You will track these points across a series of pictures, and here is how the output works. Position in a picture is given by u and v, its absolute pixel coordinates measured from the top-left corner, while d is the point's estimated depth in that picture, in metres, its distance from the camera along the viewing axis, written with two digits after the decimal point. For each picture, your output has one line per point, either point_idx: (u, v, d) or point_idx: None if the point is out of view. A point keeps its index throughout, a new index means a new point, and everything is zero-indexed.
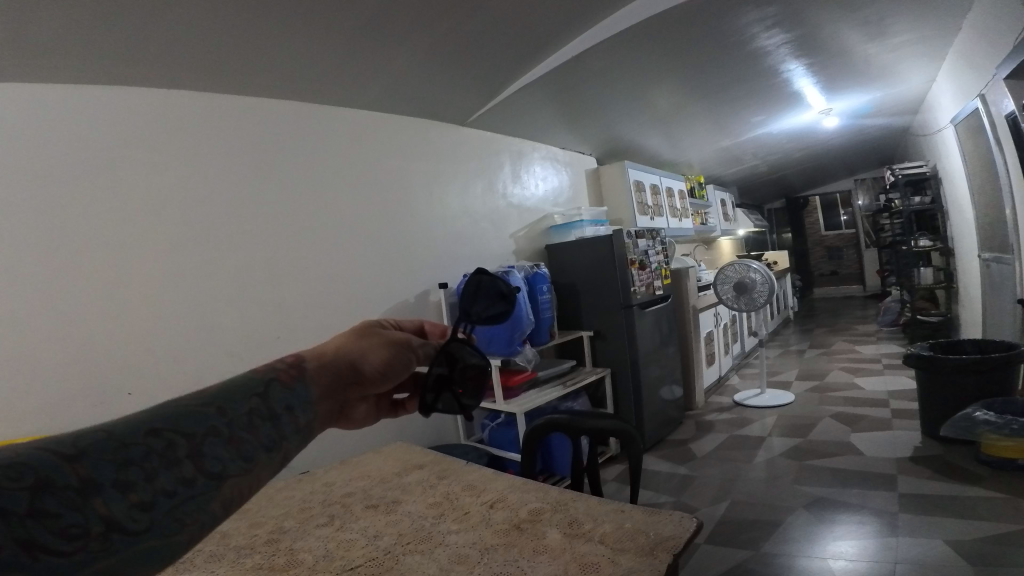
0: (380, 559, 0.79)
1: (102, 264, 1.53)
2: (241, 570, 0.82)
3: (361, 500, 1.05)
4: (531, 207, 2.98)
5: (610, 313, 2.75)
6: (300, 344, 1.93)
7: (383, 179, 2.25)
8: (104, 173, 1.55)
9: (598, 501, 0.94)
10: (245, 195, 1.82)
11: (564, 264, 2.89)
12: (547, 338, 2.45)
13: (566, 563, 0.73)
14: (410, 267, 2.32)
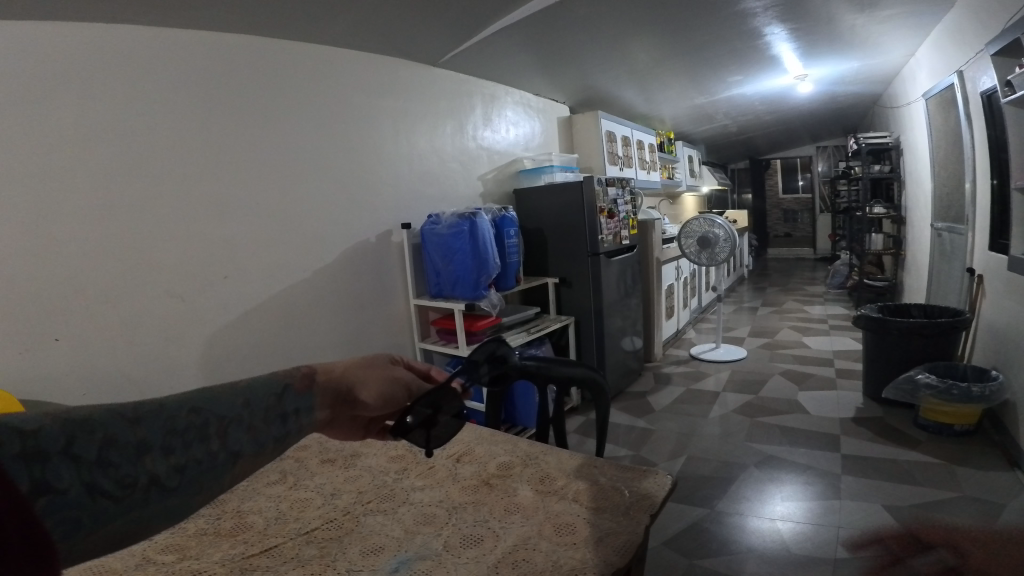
0: (339, 521, 0.73)
1: (29, 200, 1.37)
2: (184, 535, 0.75)
3: (317, 454, 0.99)
4: (501, 150, 2.87)
5: (576, 262, 2.70)
6: (253, 285, 1.82)
7: (348, 116, 2.10)
8: (42, 103, 1.39)
9: (569, 454, 0.90)
10: (199, 133, 1.67)
11: (532, 210, 2.81)
12: (513, 284, 2.40)
13: (538, 523, 0.69)
14: (373, 208, 2.20)
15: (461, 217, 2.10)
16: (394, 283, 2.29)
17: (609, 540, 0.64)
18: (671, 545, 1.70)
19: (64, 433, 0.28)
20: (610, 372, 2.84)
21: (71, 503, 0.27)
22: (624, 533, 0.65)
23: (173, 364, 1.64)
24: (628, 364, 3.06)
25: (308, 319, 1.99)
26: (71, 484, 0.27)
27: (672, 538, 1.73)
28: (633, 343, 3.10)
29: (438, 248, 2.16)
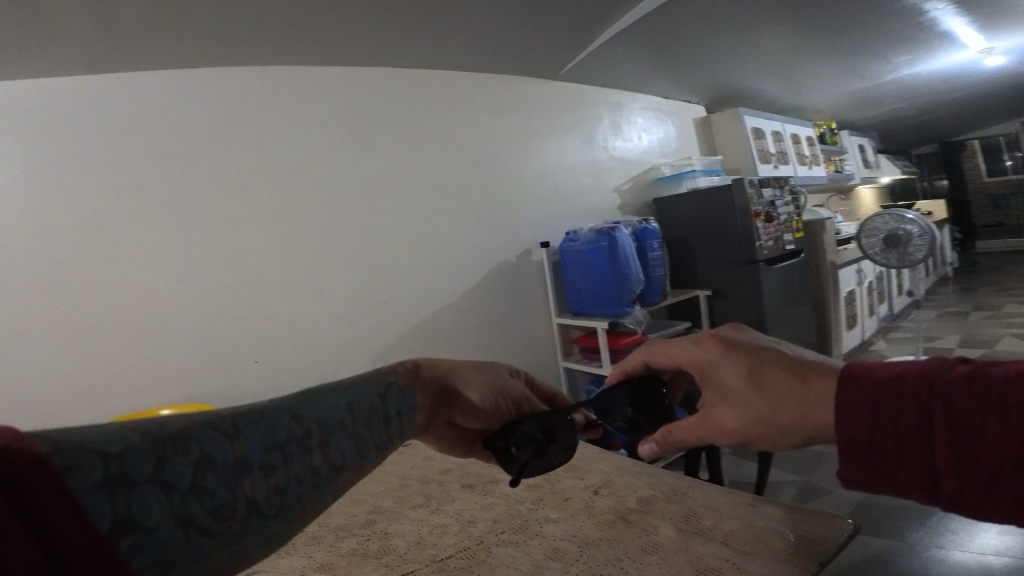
0: (472, 550, 0.72)
1: (204, 237, 1.64)
2: (335, 554, 0.79)
3: (458, 478, 1.01)
4: (635, 159, 2.79)
5: (729, 269, 2.50)
6: (399, 307, 1.95)
7: (479, 142, 2.17)
8: (218, 160, 1.66)
9: (721, 491, 0.82)
10: (344, 171, 1.86)
11: (675, 218, 2.69)
12: (660, 297, 2.29)
13: (679, 566, 0.63)
14: (508, 226, 2.24)
15: (599, 232, 2.05)
16: (536, 302, 2.30)
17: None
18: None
19: (159, 456, 0.35)
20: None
21: (165, 539, 0.34)
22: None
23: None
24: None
25: (455, 340, 2.06)
26: (161, 521, 0.34)
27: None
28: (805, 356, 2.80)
29: (576, 265, 2.14)
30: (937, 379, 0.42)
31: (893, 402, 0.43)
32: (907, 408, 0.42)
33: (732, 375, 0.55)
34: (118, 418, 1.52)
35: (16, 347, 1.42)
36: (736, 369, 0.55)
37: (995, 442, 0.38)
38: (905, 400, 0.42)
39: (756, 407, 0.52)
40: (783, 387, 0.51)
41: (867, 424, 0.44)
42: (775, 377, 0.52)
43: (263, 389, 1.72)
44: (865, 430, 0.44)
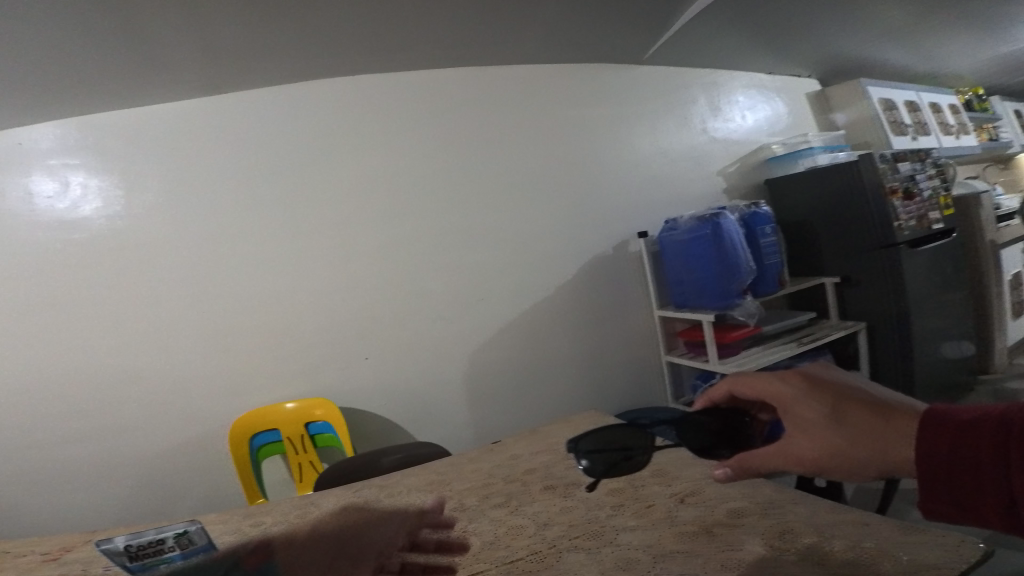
0: (543, 554, 0.71)
1: (308, 245, 1.77)
2: (414, 551, 0.81)
3: (541, 479, 0.99)
4: (741, 140, 2.60)
5: (861, 255, 2.12)
6: (491, 307, 1.98)
7: (564, 134, 2.13)
8: (314, 169, 1.78)
9: (828, 506, 0.73)
10: (430, 173, 1.90)
11: (788, 201, 2.39)
12: (776, 287, 2.08)
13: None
14: (602, 221, 2.18)
15: (703, 220, 1.91)
16: (636, 296, 2.23)
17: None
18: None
19: None
20: (927, 392, 2.13)
21: None
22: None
23: (441, 381, 1.91)
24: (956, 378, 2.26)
25: (549, 338, 2.07)
26: None
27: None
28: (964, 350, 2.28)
29: (678, 255, 2.04)
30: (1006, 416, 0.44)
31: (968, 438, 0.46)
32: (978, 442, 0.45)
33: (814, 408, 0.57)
34: (242, 416, 1.67)
35: (164, 351, 1.67)
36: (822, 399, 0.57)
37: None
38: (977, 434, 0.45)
39: (837, 437, 0.55)
40: (866, 423, 0.54)
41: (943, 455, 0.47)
42: (855, 411, 0.55)
43: (368, 385, 1.83)
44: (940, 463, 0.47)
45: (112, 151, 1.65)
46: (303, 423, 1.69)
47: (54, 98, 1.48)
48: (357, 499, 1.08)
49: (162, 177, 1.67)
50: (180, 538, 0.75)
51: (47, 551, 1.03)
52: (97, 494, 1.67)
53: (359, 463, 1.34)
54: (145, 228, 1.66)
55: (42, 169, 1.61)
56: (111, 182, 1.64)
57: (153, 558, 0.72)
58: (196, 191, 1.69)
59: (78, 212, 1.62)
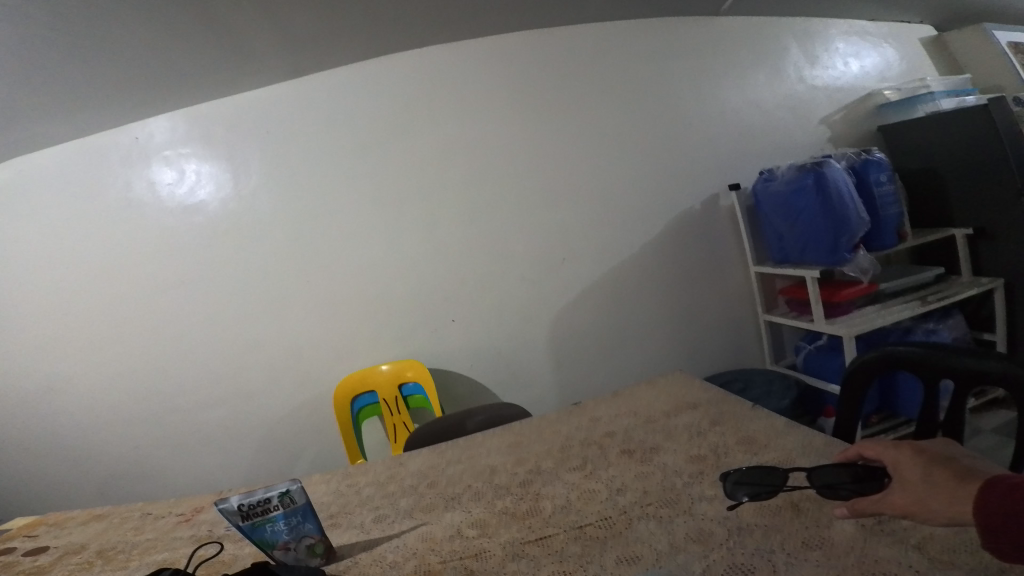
0: (613, 521, 0.76)
1: (392, 216, 1.82)
2: (491, 511, 0.85)
3: (619, 443, 1.00)
4: (847, 88, 2.32)
5: (1000, 204, 1.87)
6: (575, 279, 1.98)
7: (647, 96, 2.02)
8: (394, 146, 1.80)
9: None
10: (506, 140, 1.89)
11: (911, 145, 2.12)
12: (895, 240, 1.89)
13: (840, 568, 0.58)
14: (688, 189, 2.08)
15: (804, 169, 1.77)
16: (730, 262, 2.14)
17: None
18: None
19: None
20: None
21: None
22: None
23: (528, 342, 1.96)
24: None
25: (634, 309, 2.05)
26: None
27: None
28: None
29: (778, 206, 1.89)
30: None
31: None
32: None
33: (907, 471, 0.60)
34: (342, 382, 1.77)
35: (270, 320, 1.79)
36: (913, 461, 0.60)
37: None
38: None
39: (921, 492, 0.56)
40: (949, 479, 0.55)
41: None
42: (940, 471, 0.57)
43: (458, 350, 1.90)
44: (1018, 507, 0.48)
45: (217, 138, 1.73)
46: (397, 386, 1.79)
47: (163, 92, 1.58)
48: (441, 460, 1.10)
49: (264, 162, 1.75)
50: (284, 498, 0.76)
51: (181, 513, 1.13)
52: (226, 452, 1.85)
53: (444, 426, 1.37)
54: (251, 212, 1.75)
55: (159, 160, 1.72)
56: (219, 168, 1.74)
57: (261, 517, 0.75)
58: (294, 170, 1.76)
59: (195, 197, 1.73)
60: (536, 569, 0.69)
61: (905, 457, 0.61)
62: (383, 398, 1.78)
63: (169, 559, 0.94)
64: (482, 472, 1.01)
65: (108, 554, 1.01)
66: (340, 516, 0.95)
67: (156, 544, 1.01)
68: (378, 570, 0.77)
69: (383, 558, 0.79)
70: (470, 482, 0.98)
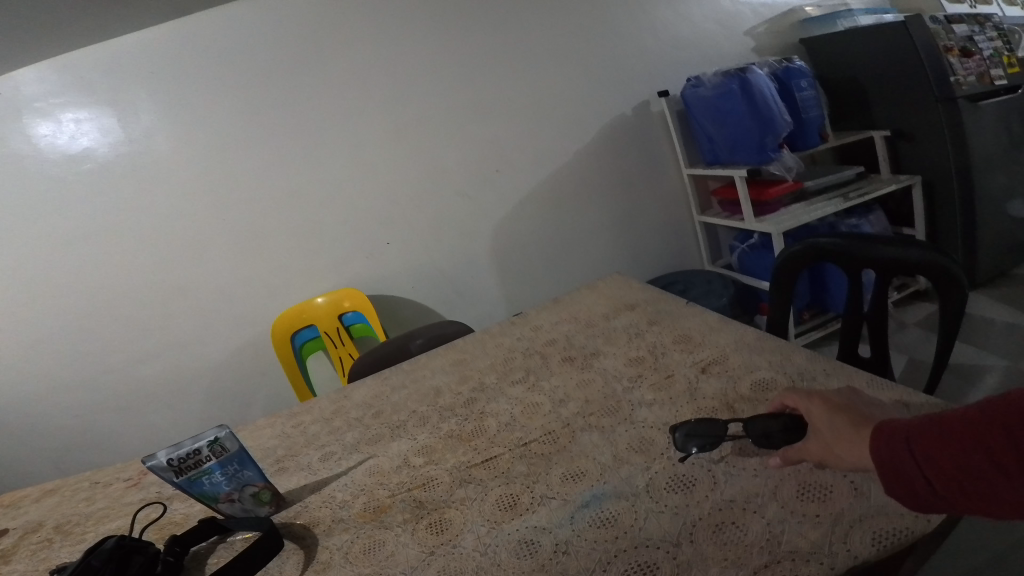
0: (557, 434, 0.77)
1: (310, 142, 1.69)
2: (437, 436, 0.85)
3: (560, 351, 1.00)
4: (770, 3, 2.24)
5: (916, 109, 1.91)
6: (509, 199, 1.94)
7: (569, 9, 1.91)
8: (298, 81, 1.65)
9: (871, 380, 0.71)
10: (425, 58, 1.76)
11: (832, 57, 2.11)
12: (818, 141, 1.91)
13: (778, 479, 0.60)
14: (618, 100, 2.02)
15: (729, 73, 1.75)
16: (664, 167, 2.13)
17: (870, 526, 0.53)
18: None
19: None
20: (992, 247, 2.00)
21: None
22: (894, 520, 0.52)
23: (469, 260, 1.93)
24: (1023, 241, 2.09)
25: (572, 220, 2.04)
26: None
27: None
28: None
29: (705, 113, 1.87)
30: (963, 411, 0.46)
31: (928, 433, 0.47)
32: (937, 435, 0.47)
33: (817, 419, 0.58)
34: (278, 320, 1.71)
35: (194, 262, 1.67)
36: (821, 409, 0.58)
37: (1014, 459, 0.42)
38: (933, 428, 0.47)
39: (829, 441, 0.56)
40: (850, 425, 0.55)
41: (904, 446, 0.48)
42: (843, 417, 0.56)
43: (398, 276, 1.86)
44: (901, 454, 0.48)
45: (96, 82, 1.51)
46: (337, 317, 1.74)
47: (25, 46, 1.36)
48: (386, 388, 1.08)
49: (156, 102, 1.56)
50: (215, 446, 0.72)
51: (128, 478, 1.08)
52: (174, 409, 1.78)
53: (387, 351, 1.34)
54: (156, 160, 1.59)
55: (31, 113, 1.49)
56: (102, 113, 1.53)
57: (196, 470, 0.71)
58: (193, 106, 1.59)
59: (79, 146, 1.53)
60: (484, 494, 0.70)
61: (815, 407, 0.59)
62: (324, 330, 1.74)
63: (117, 528, 0.91)
64: (427, 394, 1.00)
65: (66, 528, 0.95)
66: (287, 459, 0.93)
67: (110, 512, 0.97)
68: (329, 511, 0.76)
69: (333, 499, 0.78)
70: (415, 406, 0.97)
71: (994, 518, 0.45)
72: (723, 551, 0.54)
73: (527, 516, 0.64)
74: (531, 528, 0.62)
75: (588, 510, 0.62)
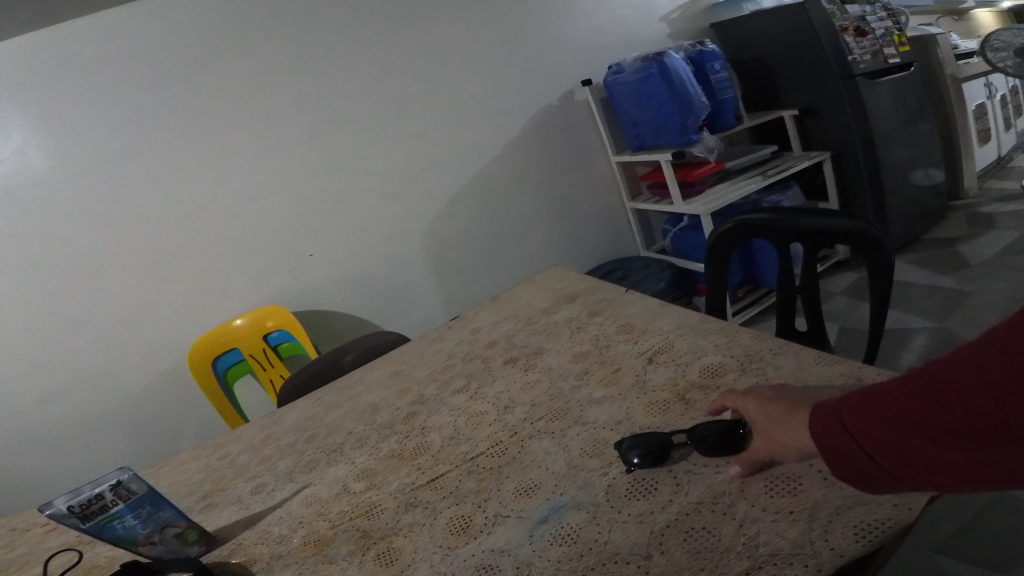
0: (505, 445, 0.73)
1: (220, 151, 1.59)
2: (377, 458, 0.80)
3: (501, 352, 0.97)
4: None
5: (821, 88, 1.98)
6: (438, 197, 1.89)
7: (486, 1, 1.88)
8: (202, 85, 1.55)
9: (813, 355, 0.71)
10: (339, 56, 1.69)
11: (743, 39, 2.18)
12: (735, 121, 1.96)
13: (741, 471, 0.59)
14: (541, 91, 2.01)
15: (648, 57, 1.76)
16: (593, 155, 2.14)
17: (850, 518, 0.50)
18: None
19: None
20: (900, 213, 2.11)
21: None
22: (871, 510, 0.50)
23: (402, 263, 1.87)
24: (928, 205, 2.22)
25: (505, 216, 2.01)
26: None
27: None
28: (936, 176, 2.21)
29: (629, 98, 1.88)
30: (885, 382, 0.43)
31: (856, 406, 0.44)
32: (866, 406, 0.43)
33: (755, 413, 0.57)
34: (195, 347, 1.59)
35: (100, 287, 1.54)
36: (753, 400, 0.58)
37: (939, 423, 0.38)
38: (860, 400, 0.44)
39: (768, 429, 0.54)
40: (783, 410, 0.54)
41: (836, 423, 0.45)
42: (775, 405, 0.55)
43: (325, 285, 1.77)
44: (837, 432, 0.45)
45: None
46: (262, 337, 1.65)
47: None
48: (320, 408, 1.02)
49: (35, 114, 1.42)
50: (119, 490, 0.65)
51: (47, 520, 0.97)
52: (91, 447, 1.63)
53: (318, 368, 1.27)
54: (45, 175, 1.45)
55: None
56: None
57: (104, 514, 0.64)
58: (85, 120, 1.46)
59: None
60: (434, 518, 0.66)
61: (751, 402, 0.58)
62: (248, 352, 1.64)
63: None
64: (363, 412, 0.95)
65: None
66: (216, 493, 0.86)
67: (31, 557, 0.87)
68: (266, 548, 0.70)
69: (269, 534, 0.72)
70: (352, 426, 0.91)
71: (950, 491, 0.40)
72: (697, 560, 0.51)
73: (482, 538, 0.61)
74: (488, 550, 0.59)
75: (547, 526, 0.59)
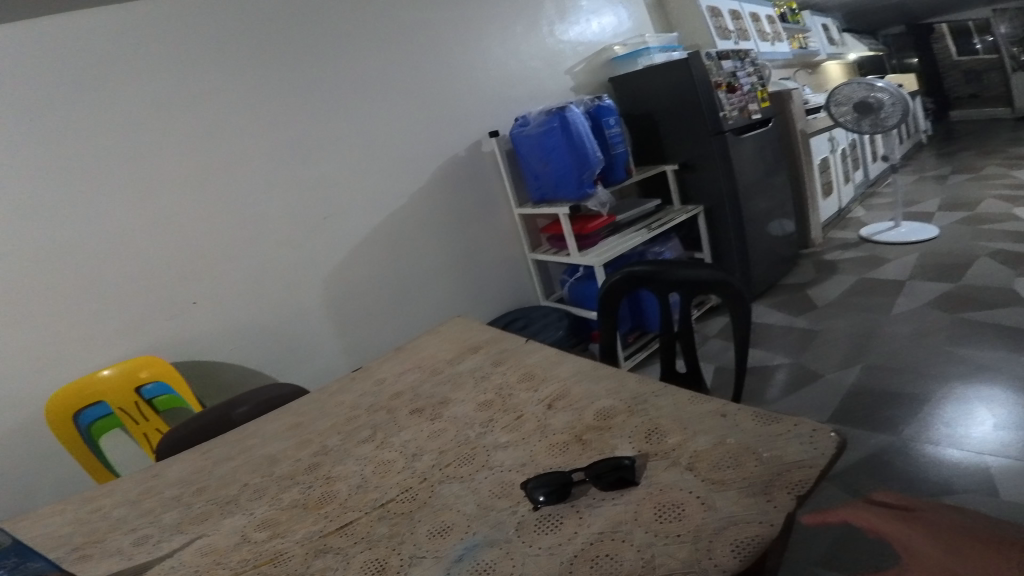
0: (415, 491, 0.75)
1: (105, 181, 1.51)
2: (278, 509, 0.78)
3: (407, 403, 0.98)
4: (589, 42, 2.54)
5: (698, 142, 2.21)
6: (340, 238, 1.88)
7: (394, 49, 1.95)
8: (91, 110, 1.47)
9: (689, 395, 0.80)
10: (244, 91, 1.68)
11: (632, 96, 2.39)
12: (625, 175, 2.13)
13: (635, 501, 0.64)
14: (445, 138, 2.08)
15: (551, 112, 1.89)
16: (495, 203, 2.23)
17: (729, 536, 0.56)
18: (841, 424, 1.53)
19: None
20: (762, 263, 2.37)
21: None
22: (745, 528, 0.56)
23: (298, 307, 1.82)
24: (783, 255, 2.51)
25: (406, 263, 2.02)
26: None
27: (848, 417, 1.53)
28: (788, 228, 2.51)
29: (532, 150, 2.00)
30: None
31: None
32: None
33: None
34: (54, 398, 1.43)
35: None
36: None
37: None
38: None
39: None
40: None
41: None
42: None
43: (215, 328, 1.69)
44: None
45: None
46: (134, 390, 1.52)
47: None
48: (209, 462, 0.98)
49: None
50: None
51: None
52: None
53: (206, 422, 1.21)
54: None
55: None
56: None
57: None
58: None
59: None
60: (347, 562, 0.65)
61: None
62: (117, 406, 1.51)
63: None
64: (260, 465, 0.92)
65: None
66: (90, 546, 0.79)
67: None
68: None
69: None
70: (248, 479, 0.88)
71: None
72: None
73: None
74: None
75: (463, 564, 0.61)
